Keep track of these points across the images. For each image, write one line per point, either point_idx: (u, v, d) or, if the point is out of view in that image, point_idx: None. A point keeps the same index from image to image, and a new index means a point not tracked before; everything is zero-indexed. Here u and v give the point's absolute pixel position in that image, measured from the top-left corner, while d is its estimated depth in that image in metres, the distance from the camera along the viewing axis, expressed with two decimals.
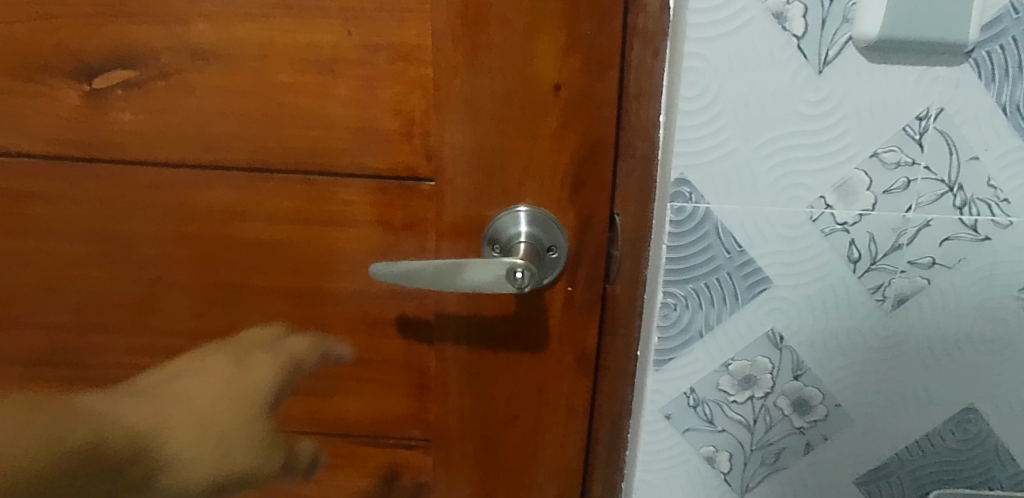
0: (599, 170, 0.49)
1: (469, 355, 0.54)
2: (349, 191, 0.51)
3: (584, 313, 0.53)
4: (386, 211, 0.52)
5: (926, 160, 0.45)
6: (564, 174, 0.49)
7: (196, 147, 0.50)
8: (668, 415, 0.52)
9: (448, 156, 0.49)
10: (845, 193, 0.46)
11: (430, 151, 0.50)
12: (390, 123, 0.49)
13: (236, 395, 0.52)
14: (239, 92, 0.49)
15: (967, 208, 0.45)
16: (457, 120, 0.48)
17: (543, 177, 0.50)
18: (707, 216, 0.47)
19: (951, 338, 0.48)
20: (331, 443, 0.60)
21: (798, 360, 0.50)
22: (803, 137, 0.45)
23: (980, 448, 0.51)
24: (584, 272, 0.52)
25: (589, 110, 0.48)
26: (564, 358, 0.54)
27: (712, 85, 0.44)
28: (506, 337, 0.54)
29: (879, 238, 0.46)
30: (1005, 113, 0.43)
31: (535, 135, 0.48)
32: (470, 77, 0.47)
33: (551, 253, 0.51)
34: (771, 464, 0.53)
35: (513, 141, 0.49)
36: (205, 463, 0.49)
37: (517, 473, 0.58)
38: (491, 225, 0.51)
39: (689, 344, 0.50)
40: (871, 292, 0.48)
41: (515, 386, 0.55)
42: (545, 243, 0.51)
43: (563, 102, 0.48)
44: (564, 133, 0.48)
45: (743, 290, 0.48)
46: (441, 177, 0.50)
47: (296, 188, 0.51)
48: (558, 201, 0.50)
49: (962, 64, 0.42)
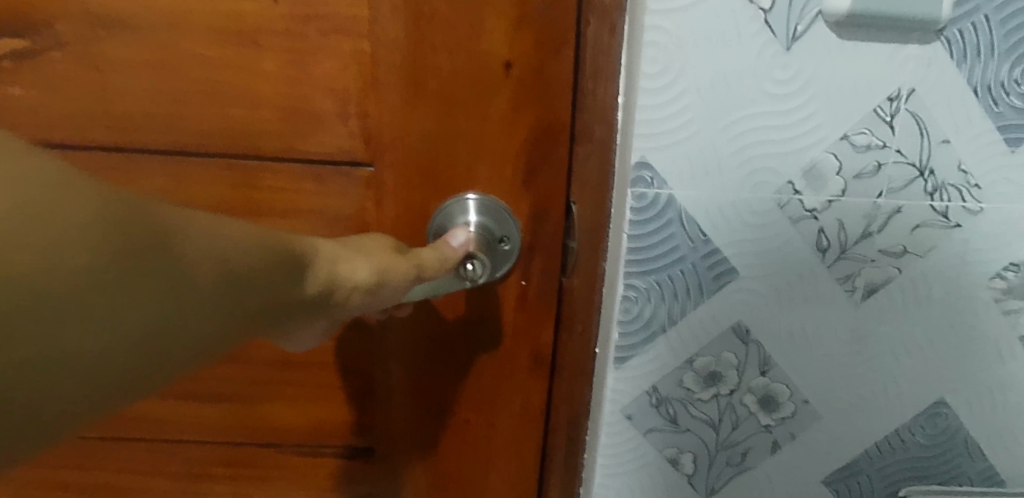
0: (553, 155, 0.46)
1: (415, 355, 0.50)
2: (279, 176, 0.46)
3: (539, 310, 0.49)
4: (320, 200, 0.47)
5: (897, 143, 0.42)
6: (516, 160, 0.46)
7: (104, 127, 0.45)
8: (629, 415, 0.49)
9: (390, 140, 0.45)
10: (814, 177, 0.43)
11: (369, 134, 0.45)
12: (324, 103, 0.44)
13: (376, 241, 0.40)
14: (151, 66, 0.43)
15: (938, 194, 0.43)
16: (399, 99, 0.44)
17: (493, 164, 0.46)
18: (670, 203, 0.43)
19: (920, 328, 0.46)
20: (265, 454, 0.55)
21: (765, 355, 0.47)
22: (772, 118, 0.42)
23: (949, 443, 0.49)
24: (539, 265, 0.48)
25: (542, 90, 0.44)
26: (518, 357, 0.50)
27: (675, 61, 0.40)
28: (456, 335, 0.50)
29: (848, 225, 0.44)
30: (976, 95, 0.41)
31: (484, 117, 0.44)
32: (414, 51, 0.43)
33: (503, 244, 0.47)
34: (737, 465, 0.50)
35: (462, 123, 0.45)
36: (362, 270, 0.35)
37: (469, 481, 0.54)
38: (438, 215, 0.47)
39: (651, 339, 0.47)
40: (840, 283, 0.45)
41: (467, 388, 0.51)
42: (496, 233, 0.47)
43: (513, 81, 0.44)
44: (516, 115, 0.44)
45: (708, 282, 0.45)
46: (382, 162, 0.46)
47: (219, 174, 0.46)
48: (510, 189, 0.46)
49: (933, 42, 0.40)
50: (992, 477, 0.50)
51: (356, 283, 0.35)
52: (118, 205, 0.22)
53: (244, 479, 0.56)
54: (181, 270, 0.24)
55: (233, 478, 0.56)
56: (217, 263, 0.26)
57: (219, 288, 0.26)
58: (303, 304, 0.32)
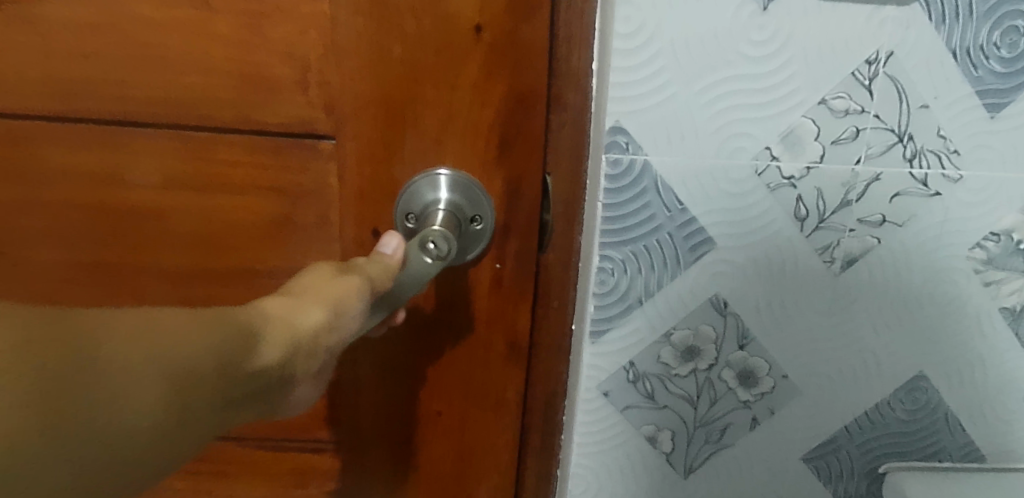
0: (529, 129, 0.41)
1: (381, 343, 0.45)
2: (233, 149, 0.42)
3: (515, 294, 0.45)
4: (278, 174, 0.43)
5: (876, 108, 0.42)
6: (489, 133, 0.42)
7: (37, 91, 0.41)
8: (606, 392, 0.48)
9: (351, 110, 0.41)
10: (792, 143, 0.42)
11: (330, 103, 0.41)
12: (280, 71, 0.40)
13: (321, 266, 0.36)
14: (88, 25, 0.39)
15: (917, 160, 0.43)
16: (362, 66, 0.40)
17: (465, 137, 0.42)
18: (646, 170, 0.42)
19: (901, 299, 0.46)
20: (223, 448, 0.51)
21: (743, 328, 0.46)
22: (748, 83, 0.41)
23: (931, 417, 0.49)
24: (514, 246, 0.44)
25: (518, 57, 0.40)
26: (493, 345, 0.46)
27: (649, 21, 0.39)
28: (427, 325, 0.45)
29: (826, 193, 0.43)
30: (955, 59, 0.40)
31: (453, 86, 0.40)
32: (378, 14, 0.39)
33: (475, 223, 0.43)
34: (716, 442, 0.49)
35: (430, 91, 0.41)
36: (309, 314, 0.32)
37: (441, 479, 0.50)
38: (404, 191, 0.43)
39: (627, 313, 0.45)
40: (819, 253, 0.44)
41: (440, 378, 0.47)
42: (468, 212, 0.43)
43: (485, 46, 0.40)
44: (488, 84, 0.40)
45: (685, 253, 0.44)
46: (344, 135, 0.41)
47: (169, 147, 0.42)
48: (483, 163, 0.42)
49: (912, 4, 0.39)
50: (972, 453, 0.50)
51: (309, 332, 0.32)
52: (16, 365, 0.21)
53: (200, 475, 0.52)
54: (110, 400, 0.24)
55: (189, 475, 0.52)
56: (149, 376, 0.25)
57: (157, 402, 0.25)
58: (262, 375, 0.29)
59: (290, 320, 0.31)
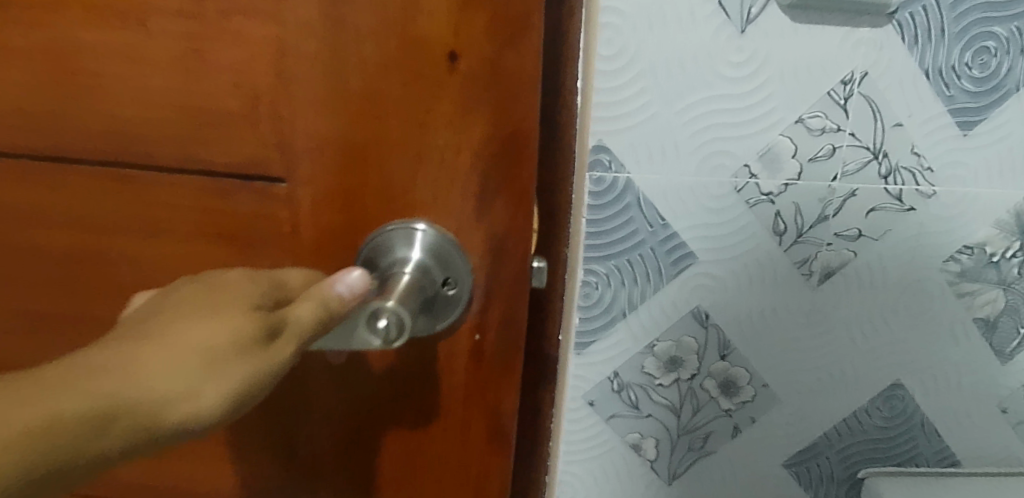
0: (515, 178, 0.27)
1: (346, 406, 0.31)
2: (116, 186, 0.29)
3: (499, 370, 0.30)
4: (175, 217, 0.29)
5: (851, 127, 0.43)
6: (460, 179, 0.27)
7: None
8: (591, 401, 0.49)
9: (302, 149, 0.27)
10: (770, 161, 0.43)
11: (280, 135, 0.27)
12: (211, 88, 0.27)
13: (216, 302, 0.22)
14: None
15: (892, 177, 0.44)
16: (310, 90, 0.26)
17: (455, 188, 0.28)
18: (628, 187, 0.43)
19: (877, 310, 0.47)
20: None
21: (724, 339, 0.47)
22: (727, 102, 0.42)
23: (908, 424, 0.50)
24: (498, 314, 0.29)
25: (499, 87, 0.26)
26: (470, 424, 0.31)
27: (629, 44, 0.40)
28: (396, 402, 0.31)
29: (804, 209, 0.44)
30: (928, 78, 0.42)
31: (417, 124, 0.27)
32: (329, 25, 0.25)
33: (447, 289, 0.28)
34: (699, 449, 0.50)
35: (395, 126, 0.27)
36: (187, 393, 0.20)
37: None
38: (367, 249, 0.28)
39: (611, 325, 0.47)
40: (797, 267, 0.46)
41: (415, 458, 0.31)
42: (437, 277, 0.28)
43: (459, 80, 0.26)
44: (465, 117, 0.27)
45: (667, 266, 0.45)
46: (270, 173, 0.28)
47: (35, 173, 0.29)
48: (455, 210, 0.28)
49: (885, 26, 0.41)
50: (948, 457, 0.51)
51: (176, 419, 0.20)
52: None
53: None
54: None
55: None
56: None
57: None
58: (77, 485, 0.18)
59: (165, 414, 0.19)
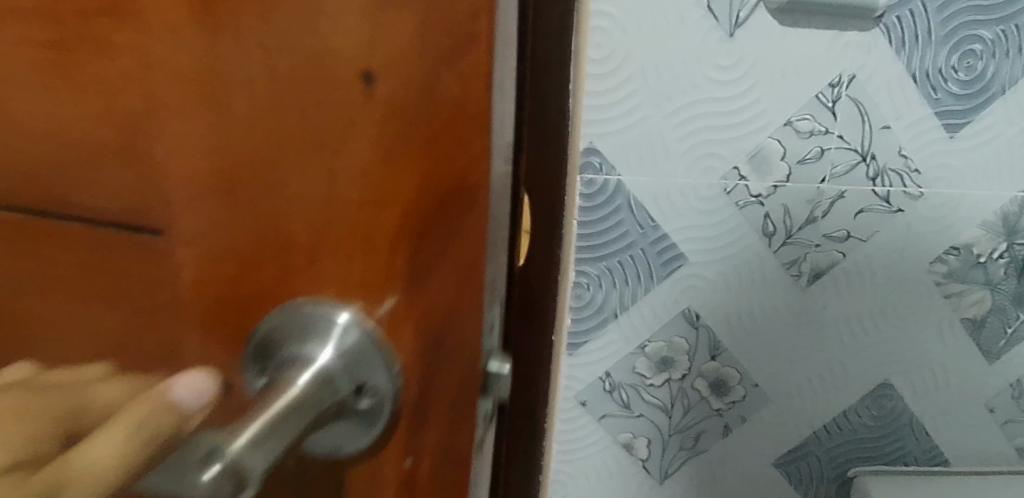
0: (455, 260, 0.17)
1: None
2: None
3: None
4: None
5: (839, 129, 0.43)
6: (371, 258, 0.17)
7: None
8: (583, 401, 0.49)
9: (173, 200, 0.17)
10: (759, 163, 0.44)
11: (147, 174, 0.17)
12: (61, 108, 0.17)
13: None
14: None
15: (879, 179, 0.44)
16: (180, 109, 0.16)
17: (400, 255, 0.17)
18: (619, 189, 0.44)
19: (866, 311, 0.48)
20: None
21: (714, 340, 0.47)
22: (716, 105, 0.42)
23: (896, 423, 0.51)
24: (440, 440, 0.18)
25: (433, 127, 0.15)
26: None
27: (619, 47, 0.41)
28: None
29: (793, 210, 0.45)
30: (915, 81, 0.42)
31: (303, 172, 0.16)
32: (206, 23, 0.15)
33: (363, 400, 0.17)
34: (690, 448, 0.51)
35: (291, 176, 0.16)
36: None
37: None
38: (261, 337, 0.18)
39: (603, 326, 0.47)
40: (786, 268, 0.46)
41: None
42: (343, 385, 0.17)
43: (375, 116, 0.15)
44: (381, 171, 0.16)
45: (657, 268, 0.45)
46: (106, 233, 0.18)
47: None
48: (369, 308, 0.17)
49: (873, 29, 0.41)
50: (937, 456, 0.52)
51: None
52: None
53: None
54: None
55: None
56: None
57: None
58: None
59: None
